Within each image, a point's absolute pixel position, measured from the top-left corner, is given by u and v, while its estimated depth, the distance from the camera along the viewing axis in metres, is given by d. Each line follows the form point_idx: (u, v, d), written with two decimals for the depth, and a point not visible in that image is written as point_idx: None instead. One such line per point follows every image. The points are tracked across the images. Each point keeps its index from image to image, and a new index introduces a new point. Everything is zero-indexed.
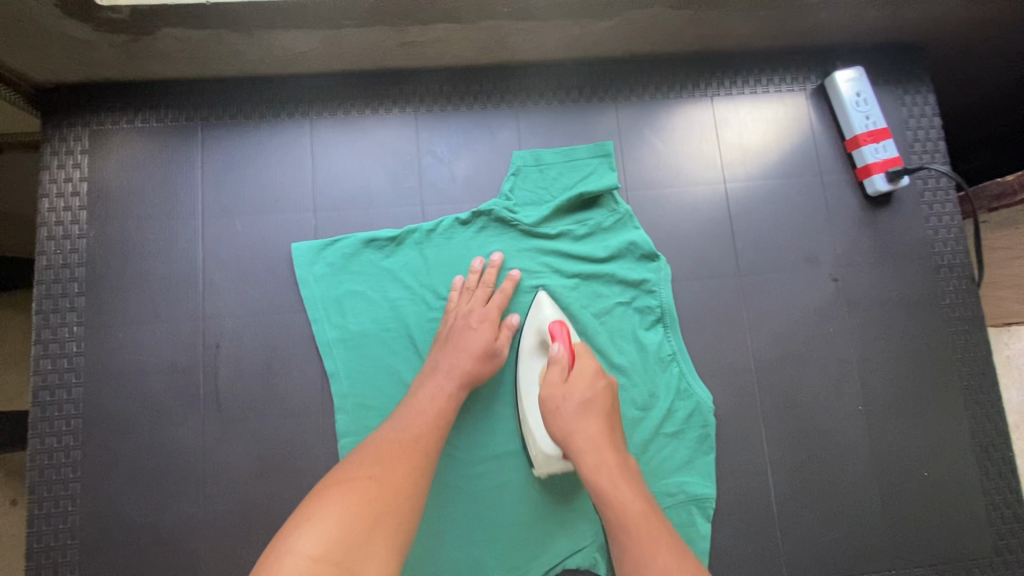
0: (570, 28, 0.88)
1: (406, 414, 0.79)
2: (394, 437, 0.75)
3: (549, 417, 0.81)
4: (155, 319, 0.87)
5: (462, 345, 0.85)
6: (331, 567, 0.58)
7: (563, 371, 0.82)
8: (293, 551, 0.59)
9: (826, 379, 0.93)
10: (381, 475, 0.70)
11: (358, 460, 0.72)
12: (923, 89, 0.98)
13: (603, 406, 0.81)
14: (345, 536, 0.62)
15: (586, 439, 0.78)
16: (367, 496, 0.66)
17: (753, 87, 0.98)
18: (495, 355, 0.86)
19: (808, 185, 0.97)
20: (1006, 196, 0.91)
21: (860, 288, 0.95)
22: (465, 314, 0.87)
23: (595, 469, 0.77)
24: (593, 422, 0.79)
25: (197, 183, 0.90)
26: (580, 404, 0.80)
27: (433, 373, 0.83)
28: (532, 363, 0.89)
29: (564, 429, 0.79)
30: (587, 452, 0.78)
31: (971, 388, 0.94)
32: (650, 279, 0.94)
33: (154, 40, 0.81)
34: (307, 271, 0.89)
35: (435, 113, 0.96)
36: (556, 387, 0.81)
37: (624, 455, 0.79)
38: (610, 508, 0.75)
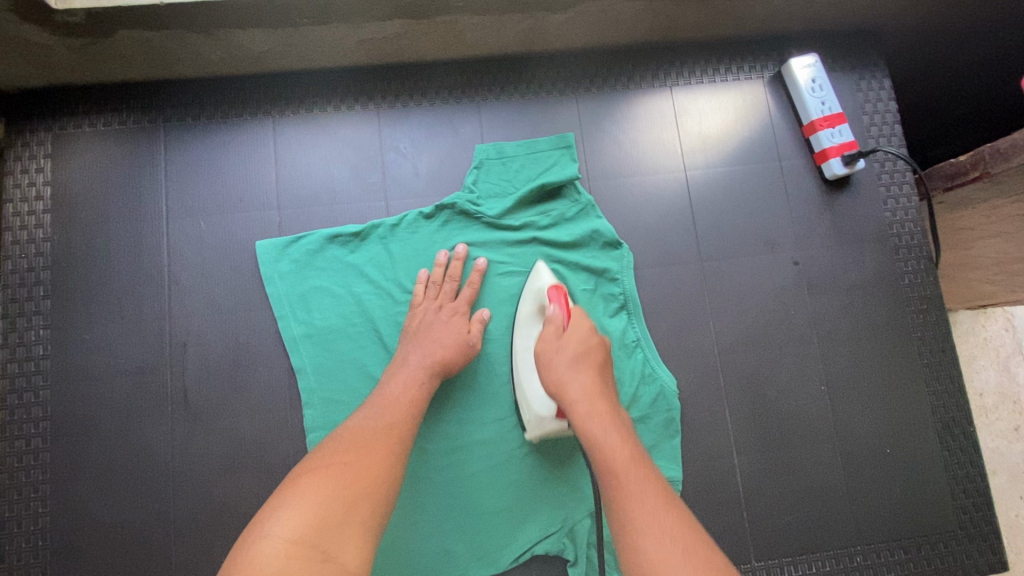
0: (525, 20, 0.91)
1: (379, 403, 0.77)
2: (367, 424, 0.73)
3: (541, 370, 0.77)
4: (124, 320, 0.90)
5: (433, 338, 0.85)
6: (307, 549, 0.57)
7: (557, 330, 0.79)
8: (267, 535, 0.57)
9: (786, 361, 0.95)
10: (355, 458, 0.67)
11: (331, 445, 0.70)
12: (879, 74, 1.04)
13: (596, 362, 0.77)
14: (322, 518, 0.60)
15: (577, 390, 0.74)
16: (343, 479, 0.64)
17: (712, 77, 1.03)
18: (469, 347, 0.86)
19: (768, 171, 1.00)
20: (960, 175, 0.95)
21: (820, 271, 0.98)
22: (434, 308, 0.88)
23: (586, 418, 0.72)
24: (587, 375, 0.75)
25: (160, 185, 0.93)
26: (573, 358, 0.76)
27: (403, 365, 0.83)
28: (528, 327, 0.87)
29: (556, 380, 0.76)
30: (579, 401, 0.74)
31: (931, 366, 0.97)
32: (613, 267, 0.95)
33: (112, 42, 0.84)
34: (273, 269, 0.92)
35: (397, 108, 0.97)
36: (548, 343, 0.78)
37: (618, 407, 0.75)
38: (597, 454, 0.70)
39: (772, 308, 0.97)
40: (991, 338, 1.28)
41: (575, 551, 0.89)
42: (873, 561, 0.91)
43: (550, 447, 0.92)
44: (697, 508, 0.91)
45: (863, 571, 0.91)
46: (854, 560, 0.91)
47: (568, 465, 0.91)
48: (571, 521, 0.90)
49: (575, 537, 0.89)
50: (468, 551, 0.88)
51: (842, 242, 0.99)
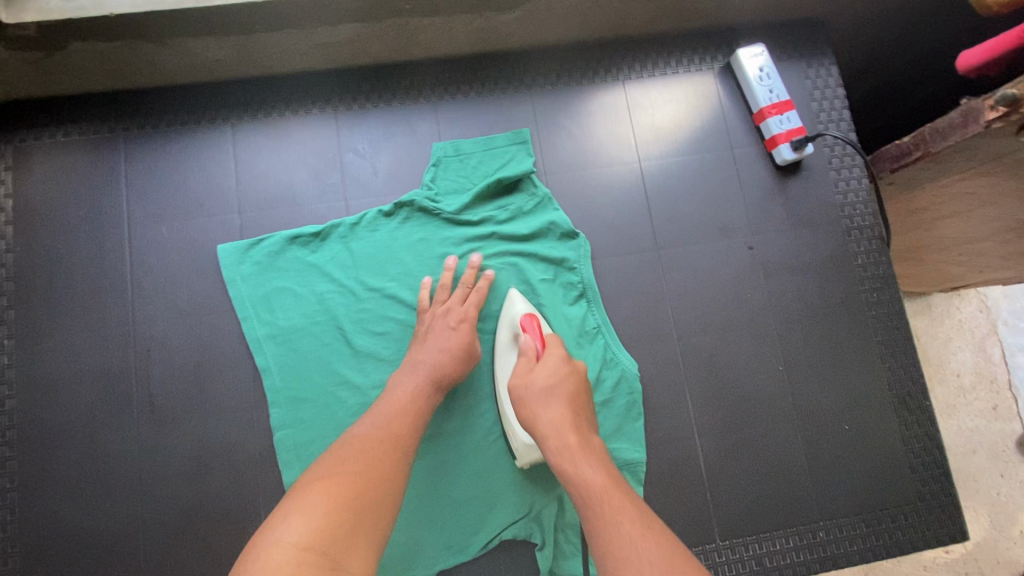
0: (474, 20, 0.93)
1: (384, 411, 0.78)
2: (374, 433, 0.74)
3: (516, 404, 0.80)
4: (89, 328, 0.91)
5: (439, 345, 0.85)
6: (316, 557, 0.57)
7: (530, 362, 0.82)
8: (275, 543, 0.58)
9: (745, 344, 0.97)
10: (362, 470, 0.68)
11: (338, 454, 0.70)
12: (826, 62, 1.07)
13: (567, 393, 0.79)
14: (330, 528, 0.60)
15: (548, 423, 0.77)
16: (349, 491, 0.65)
17: (663, 70, 1.05)
18: (473, 354, 0.87)
19: (721, 158, 1.03)
20: (904, 157, 0.98)
21: (773, 254, 1.00)
22: (442, 314, 0.88)
23: (558, 454, 0.74)
24: (558, 408, 0.77)
25: (121, 193, 0.94)
26: (543, 393, 0.78)
27: (410, 372, 0.83)
28: (506, 357, 0.89)
29: (528, 415, 0.78)
30: (551, 436, 0.76)
31: (886, 344, 0.99)
32: (570, 256, 0.97)
33: (67, 54, 0.86)
34: (234, 271, 0.93)
35: (354, 111, 0.99)
36: (520, 378, 0.81)
37: (589, 435, 0.77)
38: (573, 487, 0.72)
39: (729, 293, 0.99)
40: (966, 320, 1.34)
41: (542, 534, 0.90)
42: (836, 536, 0.93)
43: None
44: (661, 491, 0.92)
45: (826, 546, 0.92)
46: (817, 536, 0.93)
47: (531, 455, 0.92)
48: (537, 506, 0.91)
49: (542, 522, 0.91)
50: (438, 540, 0.90)
51: (795, 225, 1.02)
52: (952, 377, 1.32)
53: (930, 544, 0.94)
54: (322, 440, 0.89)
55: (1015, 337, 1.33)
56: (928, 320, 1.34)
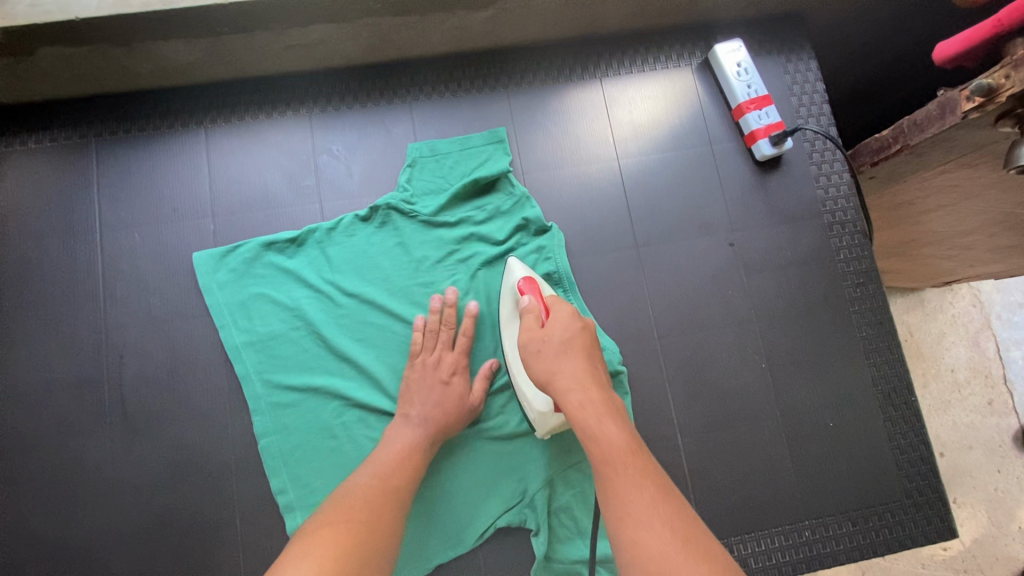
0: (448, 20, 0.92)
1: (380, 460, 0.79)
2: (372, 485, 0.74)
3: (530, 362, 0.77)
4: (60, 337, 0.90)
5: (432, 399, 0.84)
6: None
7: (537, 319, 0.80)
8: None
9: (728, 342, 0.96)
10: (363, 520, 0.69)
11: (339, 505, 0.71)
12: (805, 56, 1.06)
13: (583, 348, 0.77)
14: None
15: (566, 378, 0.74)
16: (350, 541, 0.65)
17: (640, 67, 1.04)
18: (470, 412, 0.87)
19: (700, 154, 1.02)
20: (885, 149, 0.96)
21: (754, 251, 0.99)
22: (432, 363, 0.87)
23: (580, 408, 0.71)
24: (576, 361, 0.75)
25: (93, 200, 0.93)
26: (561, 345, 0.76)
27: (406, 425, 0.83)
28: (511, 329, 0.87)
29: (545, 371, 0.75)
30: (573, 390, 0.73)
31: (870, 339, 0.98)
32: (546, 247, 0.96)
33: (36, 60, 0.85)
34: (210, 279, 0.92)
35: (329, 113, 0.98)
36: (534, 332, 0.78)
37: (610, 394, 0.74)
38: (594, 443, 0.69)
39: (710, 290, 0.98)
40: (959, 315, 1.33)
41: (536, 520, 0.88)
42: (822, 535, 0.91)
43: (493, 439, 0.91)
44: None
45: (813, 546, 0.91)
46: (803, 535, 0.91)
47: (517, 447, 0.91)
48: (529, 491, 0.89)
49: (536, 506, 0.89)
50: (431, 531, 0.88)
51: (775, 220, 1.01)
52: (947, 372, 1.31)
53: (919, 541, 0.92)
54: (303, 444, 0.88)
55: (1008, 331, 1.32)
56: (920, 315, 1.33)
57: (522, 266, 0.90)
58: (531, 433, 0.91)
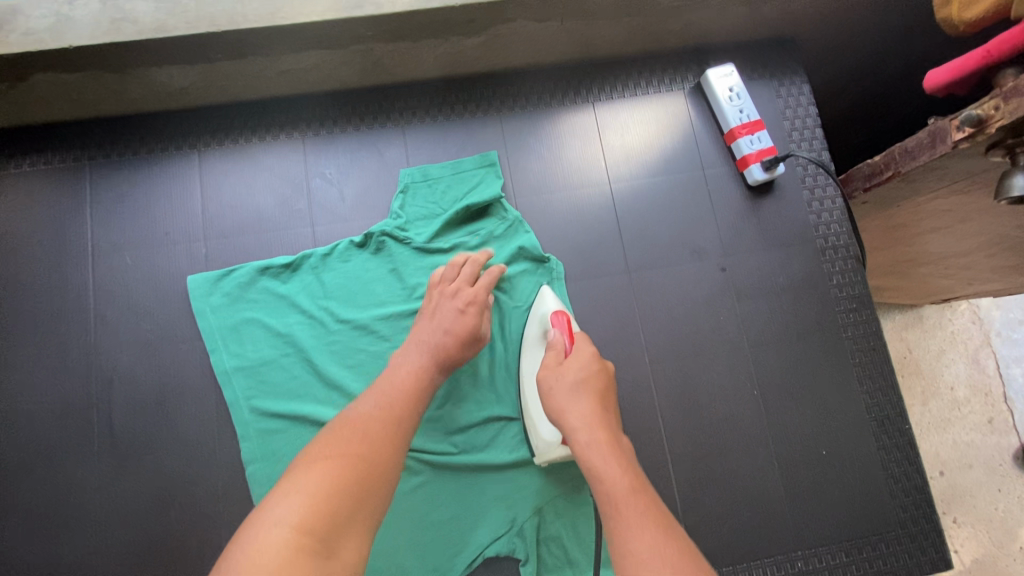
0: (441, 45, 0.93)
1: (383, 390, 0.75)
2: (375, 416, 0.71)
3: (545, 399, 0.80)
4: (49, 360, 0.90)
5: (444, 325, 0.84)
6: (314, 542, 0.56)
7: (558, 356, 0.83)
8: (274, 521, 0.56)
9: (721, 366, 0.96)
10: (362, 454, 0.66)
11: (339, 434, 0.68)
12: (797, 81, 1.06)
13: (596, 391, 0.79)
14: (328, 512, 0.59)
15: (576, 416, 0.76)
16: (347, 477, 0.63)
17: (634, 91, 1.04)
18: (481, 340, 0.86)
19: (693, 179, 1.02)
20: (877, 175, 0.95)
21: (745, 275, 0.99)
22: (450, 294, 0.87)
23: (586, 447, 0.74)
24: (586, 403, 0.77)
25: (86, 221, 0.94)
26: (573, 386, 0.78)
27: (413, 352, 0.82)
28: (532, 353, 0.90)
29: (558, 408, 0.78)
30: (579, 430, 0.75)
31: (864, 366, 0.97)
32: (543, 281, 0.96)
33: (31, 85, 0.86)
34: (204, 303, 0.92)
35: (322, 136, 0.99)
36: (550, 369, 0.81)
37: (617, 435, 0.76)
38: (598, 483, 0.70)
39: (702, 315, 0.97)
40: (959, 332, 1.33)
41: (525, 549, 0.87)
42: (814, 565, 0.90)
43: (482, 466, 0.90)
44: None
45: None
46: (795, 566, 0.90)
47: (507, 476, 0.90)
48: (519, 520, 0.88)
49: (525, 535, 0.88)
50: (419, 560, 0.87)
51: (768, 245, 1.00)
52: (945, 390, 1.30)
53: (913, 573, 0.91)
54: None
55: (1008, 348, 1.31)
56: (918, 332, 1.32)
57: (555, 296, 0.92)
58: (522, 462, 0.90)
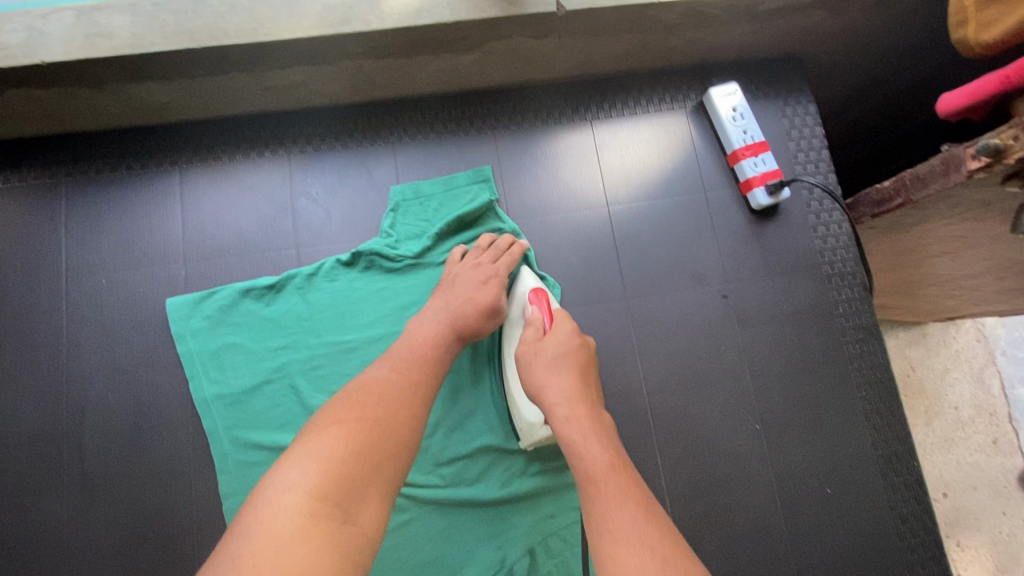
0: (433, 62, 0.89)
1: (402, 355, 0.74)
2: (393, 380, 0.69)
3: (524, 375, 0.78)
4: (20, 389, 0.86)
5: (463, 291, 0.82)
6: (329, 508, 0.56)
7: (537, 332, 0.80)
8: (286, 486, 0.56)
9: (722, 396, 0.92)
10: (376, 417, 0.64)
11: (355, 396, 0.66)
12: (803, 100, 1.02)
13: (577, 364, 0.77)
14: (342, 477, 0.58)
15: (557, 392, 0.74)
16: (361, 440, 0.61)
17: (634, 109, 1.01)
18: (498, 314, 0.84)
19: (694, 201, 0.98)
20: (885, 202, 0.91)
21: (749, 303, 0.95)
22: (471, 267, 0.86)
23: (565, 422, 0.72)
24: (567, 376, 0.75)
25: (62, 241, 0.90)
26: (552, 360, 0.77)
27: (429, 317, 0.80)
28: (513, 333, 0.87)
29: (536, 383, 0.76)
30: (558, 404, 0.74)
31: (871, 400, 0.93)
32: None
33: (4, 100, 0.82)
34: (183, 326, 0.88)
35: (309, 153, 0.95)
36: (529, 345, 0.79)
37: (599, 411, 0.74)
38: (577, 460, 0.69)
39: (703, 344, 0.93)
40: (963, 351, 1.28)
41: None
42: None
43: (471, 503, 0.86)
44: None
45: None
46: None
47: (497, 513, 0.86)
48: (509, 561, 0.84)
49: None
50: None
51: (772, 272, 0.96)
52: (949, 410, 1.25)
53: None
54: None
55: (1015, 367, 1.26)
56: (922, 350, 1.27)
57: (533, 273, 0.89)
58: (513, 499, 0.86)
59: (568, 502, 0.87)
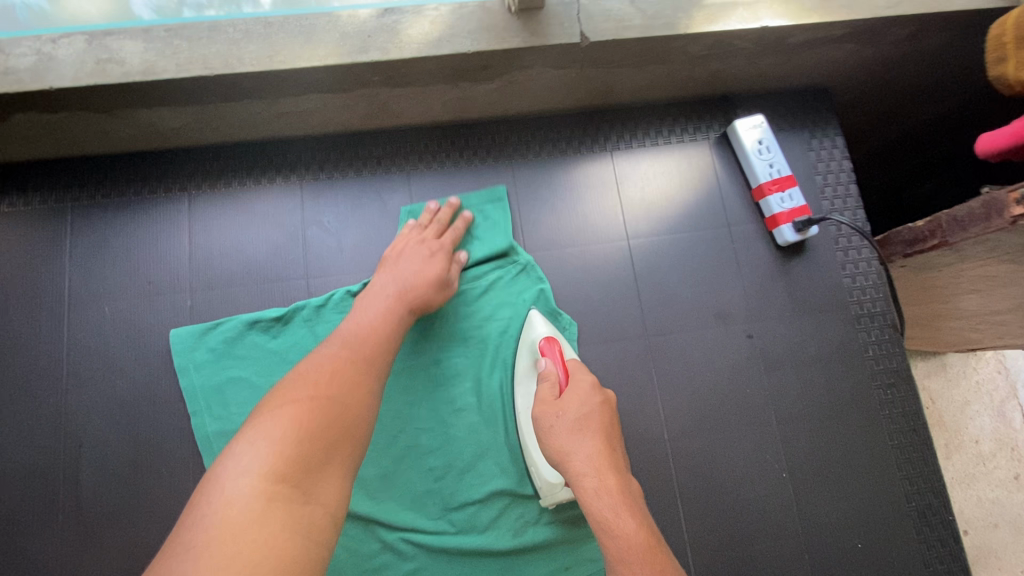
0: (451, 91, 0.87)
1: (351, 333, 0.72)
2: (342, 356, 0.68)
3: (543, 436, 0.73)
4: (15, 422, 0.83)
5: (410, 268, 0.82)
6: (286, 488, 0.53)
7: (554, 388, 0.75)
8: (238, 471, 0.53)
9: (745, 442, 0.88)
10: (329, 394, 0.62)
11: (304, 376, 0.64)
12: (830, 133, 0.99)
13: (601, 425, 0.72)
14: (298, 456, 0.55)
15: (582, 461, 0.70)
16: (317, 417, 0.59)
17: (655, 139, 0.98)
18: (447, 286, 0.84)
19: (717, 237, 0.95)
20: (919, 242, 0.88)
21: (775, 344, 0.91)
22: (415, 243, 0.85)
23: (595, 495, 0.68)
24: (592, 443, 0.71)
25: (65, 268, 0.87)
26: (575, 423, 0.71)
27: (380, 299, 0.78)
28: (525, 383, 0.84)
29: (559, 449, 0.71)
30: (585, 475, 0.69)
31: (902, 448, 0.89)
32: None
33: (10, 124, 0.80)
34: (187, 359, 0.85)
35: (321, 181, 0.92)
36: (548, 404, 0.73)
37: (627, 478, 0.70)
38: (608, 537, 0.66)
39: (726, 386, 0.89)
40: (983, 382, 1.17)
41: None
42: None
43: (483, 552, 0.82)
44: None
45: None
46: None
47: (510, 563, 0.82)
48: None
49: None
50: None
51: (799, 312, 0.92)
52: (970, 443, 1.13)
53: None
54: None
55: None
56: (942, 381, 1.15)
57: (543, 318, 0.87)
58: (527, 547, 0.83)
59: (584, 551, 0.83)
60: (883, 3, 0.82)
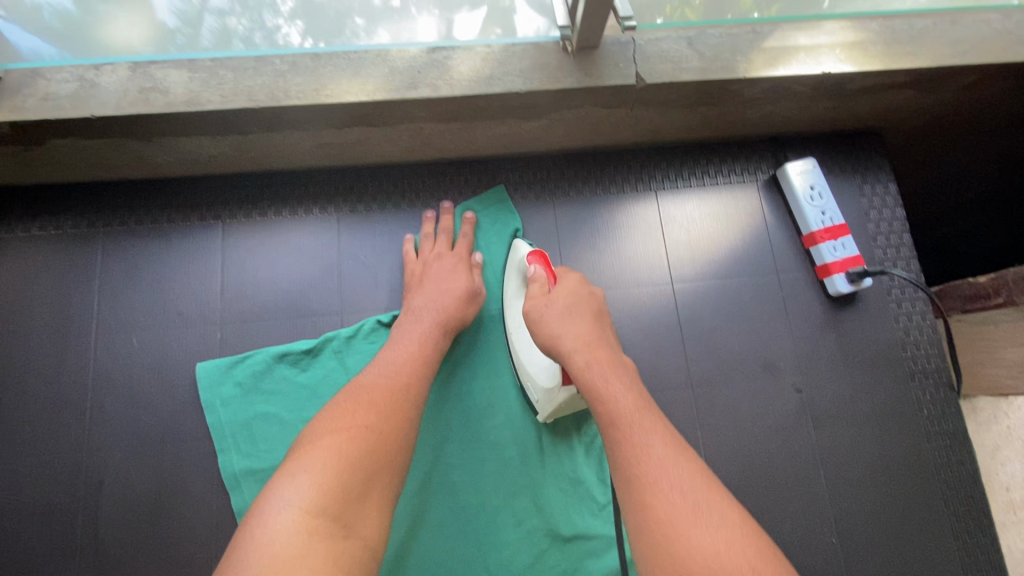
0: (497, 126, 0.84)
1: (392, 360, 0.70)
2: (382, 383, 0.66)
3: (533, 327, 0.72)
4: (35, 456, 0.80)
5: (443, 288, 0.80)
6: (327, 524, 0.52)
7: (544, 287, 0.75)
8: (281, 505, 0.52)
9: (793, 503, 0.83)
10: (370, 424, 0.60)
11: (345, 403, 0.63)
12: (883, 179, 0.96)
13: (591, 310, 0.73)
14: (339, 490, 0.54)
15: (572, 338, 0.69)
16: (357, 448, 0.57)
17: (701, 180, 0.95)
18: (475, 295, 0.83)
19: (764, 282, 0.91)
20: (981, 298, 0.85)
21: (826, 400, 0.87)
22: (437, 260, 0.84)
23: (585, 367, 0.67)
24: (582, 323, 0.71)
25: (93, 295, 0.85)
26: (564, 309, 0.72)
27: (414, 322, 0.76)
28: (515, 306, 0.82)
29: (549, 334, 0.71)
30: (577, 349, 0.68)
31: (959, 515, 0.84)
32: None
33: (48, 149, 0.78)
34: (214, 394, 0.82)
35: (359, 213, 0.90)
36: (537, 299, 0.74)
37: (617, 355, 0.69)
38: (599, 403, 0.63)
39: (774, 442, 0.85)
40: None
41: None
42: None
43: None
44: None
45: None
46: None
47: None
48: None
49: None
50: None
51: (849, 366, 0.88)
52: None
53: None
54: None
55: None
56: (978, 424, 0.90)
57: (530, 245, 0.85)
58: None
59: None
60: (949, 52, 0.79)
